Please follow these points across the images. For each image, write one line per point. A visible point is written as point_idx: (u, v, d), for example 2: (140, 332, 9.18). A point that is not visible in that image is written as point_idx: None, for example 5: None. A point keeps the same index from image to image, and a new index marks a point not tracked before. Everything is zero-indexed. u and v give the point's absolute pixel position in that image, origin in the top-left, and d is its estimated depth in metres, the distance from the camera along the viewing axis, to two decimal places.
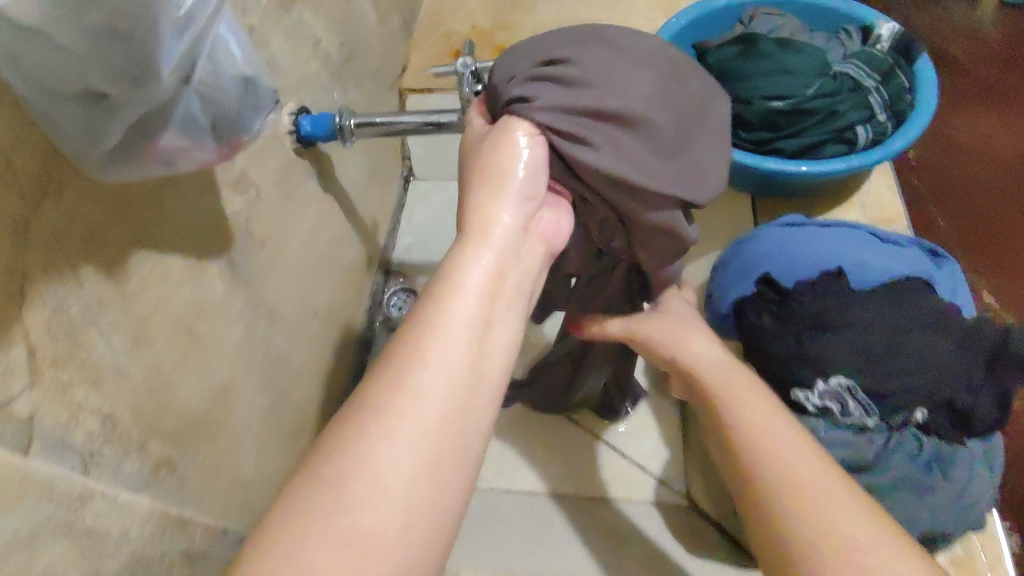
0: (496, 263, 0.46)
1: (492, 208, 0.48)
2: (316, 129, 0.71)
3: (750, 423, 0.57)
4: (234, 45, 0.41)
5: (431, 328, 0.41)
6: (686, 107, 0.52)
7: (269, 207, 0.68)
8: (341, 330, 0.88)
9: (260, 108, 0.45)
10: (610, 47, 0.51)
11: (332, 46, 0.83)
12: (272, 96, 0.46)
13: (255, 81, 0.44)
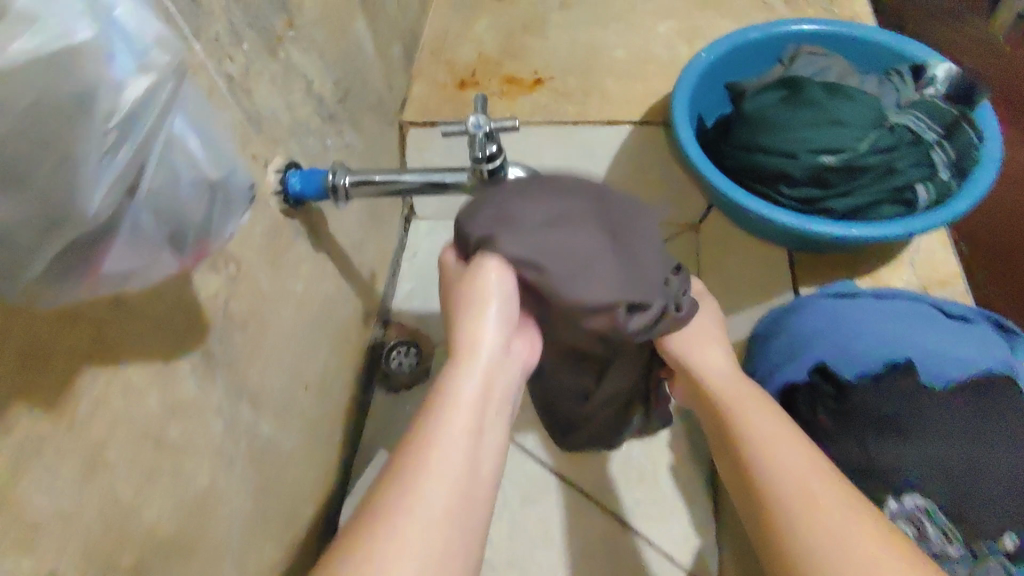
0: (484, 379, 0.49)
1: (475, 331, 0.50)
2: (306, 188, 0.63)
3: (759, 438, 0.54)
4: (194, 136, 0.33)
5: (431, 445, 0.44)
6: (633, 231, 0.54)
7: (253, 279, 0.60)
8: (335, 398, 0.80)
9: (231, 208, 0.36)
10: (550, 192, 0.53)
11: (325, 85, 0.74)
12: (247, 190, 0.38)
13: (225, 177, 0.35)
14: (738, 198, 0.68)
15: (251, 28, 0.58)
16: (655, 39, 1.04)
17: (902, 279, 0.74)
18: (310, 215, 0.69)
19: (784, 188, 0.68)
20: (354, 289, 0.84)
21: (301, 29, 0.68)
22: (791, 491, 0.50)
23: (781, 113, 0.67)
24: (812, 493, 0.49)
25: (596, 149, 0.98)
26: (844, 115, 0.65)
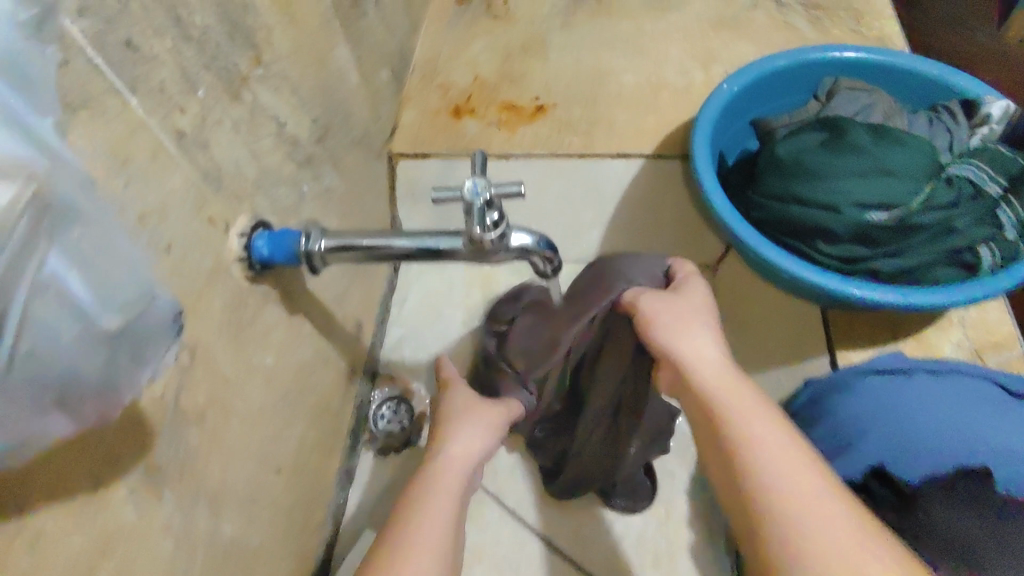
0: (468, 441, 0.62)
1: (457, 424, 0.64)
2: (276, 252, 0.55)
3: (751, 440, 0.47)
4: (96, 275, 0.25)
5: (423, 486, 0.55)
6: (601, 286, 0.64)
7: (215, 362, 0.51)
8: (315, 471, 0.71)
9: (153, 351, 0.29)
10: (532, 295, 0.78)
11: (300, 125, 0.66)
12: (176, 323, 0.31)
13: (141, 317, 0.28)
14: (770, 257, 0.59)
15: (208, 70, 0.49)
16: (667, 63, 0.96)
17: (950, 341, 0.67)
18: (283, 276, 0.61)
19: (823, 245, 0.59)
20: (336, 347, 0.76)
21: (271, 65, 0.59)
22: (770, 459, 0.46)
23: (822, 157, 0.58)
24: (797, 485, 0.45)
25: (603, 185, 0.89)
26: (895, 163, 0.56)
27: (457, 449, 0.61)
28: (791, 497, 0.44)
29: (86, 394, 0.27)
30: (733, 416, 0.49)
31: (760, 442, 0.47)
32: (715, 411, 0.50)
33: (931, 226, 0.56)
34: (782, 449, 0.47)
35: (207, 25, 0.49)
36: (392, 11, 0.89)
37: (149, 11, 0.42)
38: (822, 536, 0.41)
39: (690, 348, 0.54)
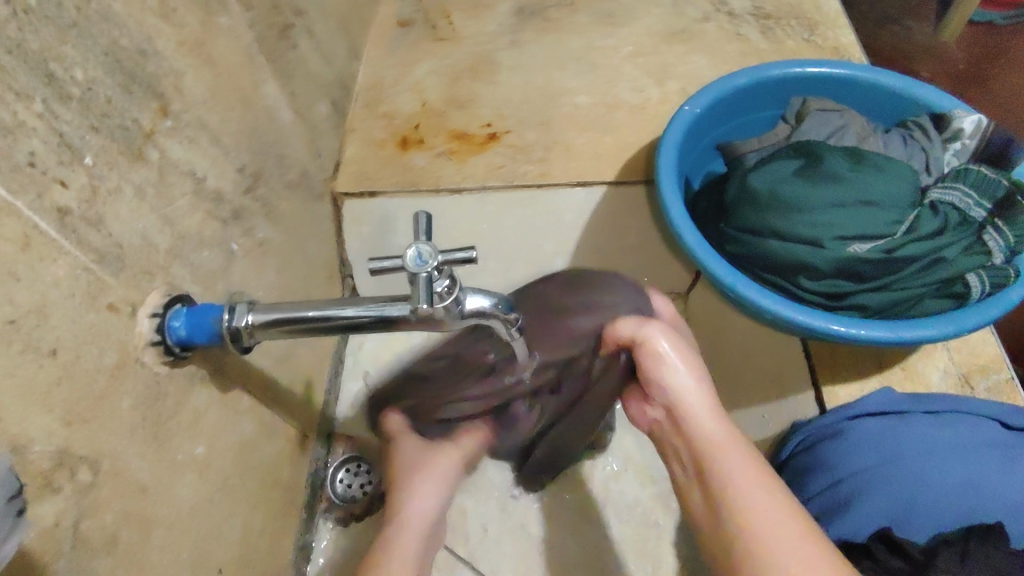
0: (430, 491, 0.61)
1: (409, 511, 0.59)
2: (196, 332, 0.48)
3: (748, 503, 0.43)
4: None
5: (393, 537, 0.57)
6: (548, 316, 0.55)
7: (125, 467, 0.43)
8: (263, 557, 0.63)
9: None
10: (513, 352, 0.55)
11: (224, 176, 0.58)
12: (11, 482, 0.31)
13: None
14: (754, 297, 0.55)
15: (98, 132, 0.43)
16: (621, 79, 0.91)
17: (936, 367, 0.63)
18: (211, 352, 0.53)
19: (806, 280, 0.56)
20: (282, 413, 0.68)
21: (183, 114, 0.52)
22: (731, 472, 0.45)
23: (799, 189, 0.56)
24: (771, 506, 0.43)
25: (564, 216, 0.83)
26: (875, 193, 0.55)
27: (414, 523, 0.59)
28: (771, 530, 0.41)
29: None
30: (709, 452, 0.46)
31: (736, 469, 0.45)
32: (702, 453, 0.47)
33: (918, 259, 0.53)
34: (753, 478, 0.44)
35: (92, 79, 0.42)
36: (327, 38, 0.82)
37: (8, 74, 0.36)
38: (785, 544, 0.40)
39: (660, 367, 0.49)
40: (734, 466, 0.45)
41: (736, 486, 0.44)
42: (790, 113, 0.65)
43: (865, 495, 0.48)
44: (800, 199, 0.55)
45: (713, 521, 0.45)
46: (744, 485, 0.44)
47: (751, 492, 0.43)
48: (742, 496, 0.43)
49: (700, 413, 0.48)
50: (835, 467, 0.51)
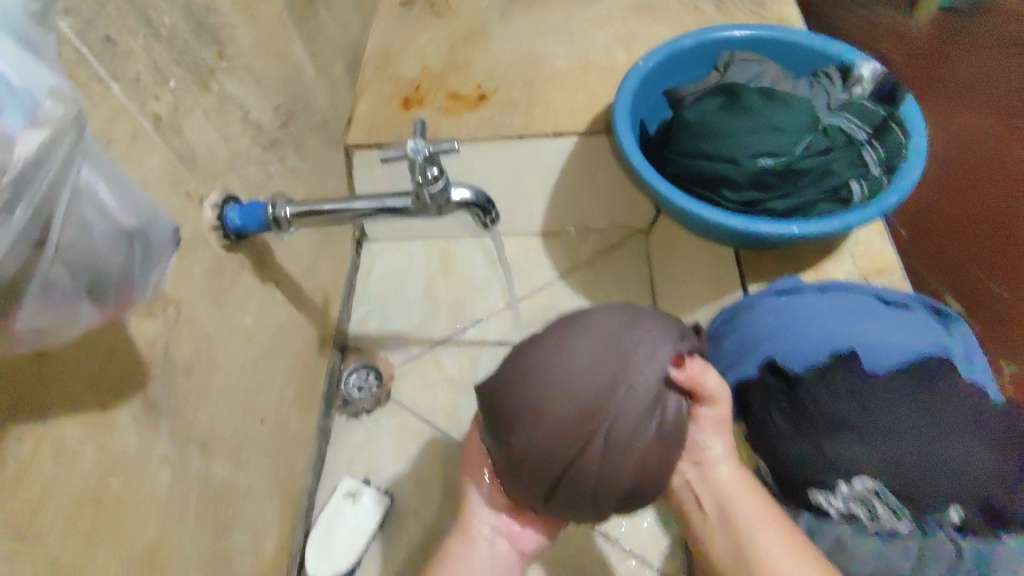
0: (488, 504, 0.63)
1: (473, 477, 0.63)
2: (247, 221, 0.61)
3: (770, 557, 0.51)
4: (107, 187, 0.31)
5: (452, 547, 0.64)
6: (561, 372, 0.47)
7: (198, 317, 0.57)
8: (295, 425, 0.78)
9: (158, 263, 0.35)
10: (534, 426, 0.47)
11: (264, 113, 0.72)
12: (173, 234, 0.36)
13: (145, 226, 0.34)
14: (684, 204, 0.70)
15: (178, 65, 0.57)
16: (595, 47, 1.05)
17: (843, 270, 0.77)
18: (255, 247, 0.68)
19: (728, 192, 0.70)
20: (306, 316, 0.82)
21: (234, 58, 0.66)
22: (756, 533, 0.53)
23: (720, 119, 0.70)
24: (795, 556, 0.51)
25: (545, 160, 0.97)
26: (782, 119, 0.68)
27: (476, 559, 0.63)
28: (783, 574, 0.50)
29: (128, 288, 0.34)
30: (734, 508, 0.55)
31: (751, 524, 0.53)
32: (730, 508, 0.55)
33: (814, 170, 0.67)
34: (770, 524, 0.53)
35: (175, 25, 0.56)
36: (342, 11, 0.96)
37: (122, 15, 0.50)
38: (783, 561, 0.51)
39: (710, 423, 0.55)
40: (756, 514, 0.54)
41: (755, 539, 0.53)
42: (722, 62, 0.78)
43: (762, 344, 0.62)
44: (723, 126, 0.69)
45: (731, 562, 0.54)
46: (755, 529, 0.53)
47: (774, 550, 0.51)
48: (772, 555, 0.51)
49: (738, 494, 0.56)
50: (742, 330, 0.65)
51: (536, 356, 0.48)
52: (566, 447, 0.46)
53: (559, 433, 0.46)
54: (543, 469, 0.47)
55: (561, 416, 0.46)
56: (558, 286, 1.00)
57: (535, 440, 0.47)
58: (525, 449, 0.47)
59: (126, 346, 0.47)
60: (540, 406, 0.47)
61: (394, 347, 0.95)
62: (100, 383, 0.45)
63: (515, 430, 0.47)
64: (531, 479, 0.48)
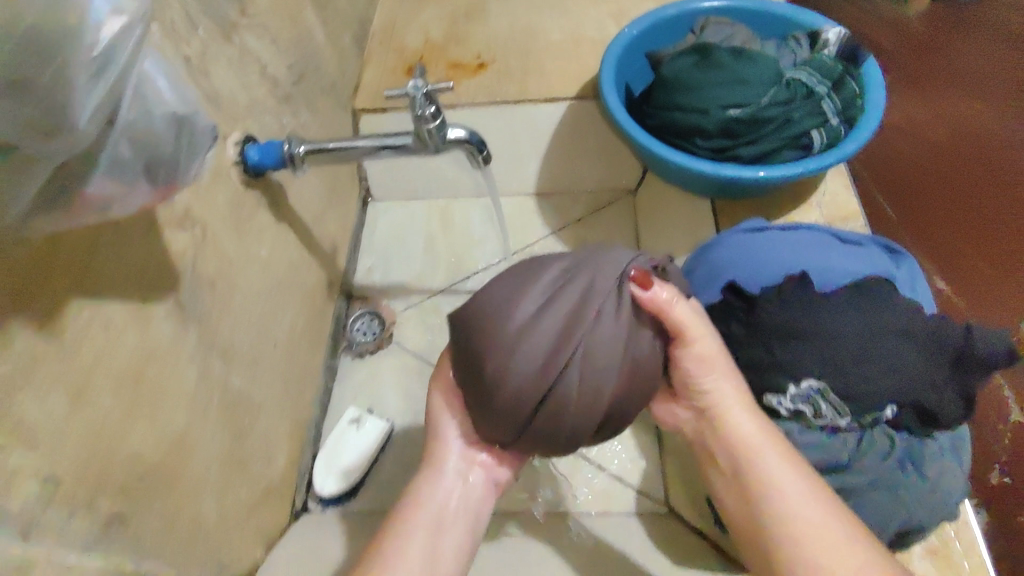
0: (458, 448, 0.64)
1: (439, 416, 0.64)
2: (265, 158, 0.68)
3: (785, 506, 0.53)
4: (162, 80, 0.38)
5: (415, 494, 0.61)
6: (532, 307, 0.53)
7: (220, 238, 0.64)
8: (304, 357, 0.85)
9: (199, 150, 0.42)
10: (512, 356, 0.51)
11: (279, 69, 0.79)
12: (211, 131, 0.43)
13: (191, 119, 0.41)
14: (660, 151, 0.77)
15: (206, 13, 0.64)
16: (588, 22, 1.12)
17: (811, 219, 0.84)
18: (270, 186, 0.75)
19: (700, 141, 0.77)
20: (315, 260, 0.89)
21: (253, 15, 0.73)
22: (771, 483, 0.54)
23: (694, 75, 0.77)
24: (805, 504, 0.53)
25: (539, 125, 1.04)
26: (748, 74, 0.76)
27: (438, 495, 0.61)
28: (795, 527, 0.52)
29: (174, 170, 0.41)
30: (746, 454, 0.56)
31: (769, 470, 0.55)
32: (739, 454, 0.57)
33: (776, 119, 0.74)
34: (779, 468, 0.55)
35: None
36: None
37: None
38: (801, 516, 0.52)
39: (702, 364, 0.58)
40: (769, 462, 0.55)
41: (768, 484, 0.54)
42: (699, 26, 0.86)
43: (726, 272, 0.70)
44: (696, 81, 0.77)
45: (751, 511, 0.55)
46: (773, 477, 0.54)
47: (779, 493, 0.53)
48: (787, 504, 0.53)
49: (756, 443, 0.56)
50: (709, 262, 0.72)
51: (504, 301, 0.53)
52: (546, 375, 0.51)
53: (535, 359, 0.51)
54: (526, 396, 0.51)
55: (533, 350, 0.51)
56: (550, 242, 1.07)
57: (514, 370, 0.51)
58: (507, 381, 0.51)
59: (160, 250, 0.54)
60: (513, 343, 0.51)
61: (396, 296, 1.03)
62: (139, 277, 0.52)
63: (489, 366, 0.52)
64: (501, 412, 0.52)
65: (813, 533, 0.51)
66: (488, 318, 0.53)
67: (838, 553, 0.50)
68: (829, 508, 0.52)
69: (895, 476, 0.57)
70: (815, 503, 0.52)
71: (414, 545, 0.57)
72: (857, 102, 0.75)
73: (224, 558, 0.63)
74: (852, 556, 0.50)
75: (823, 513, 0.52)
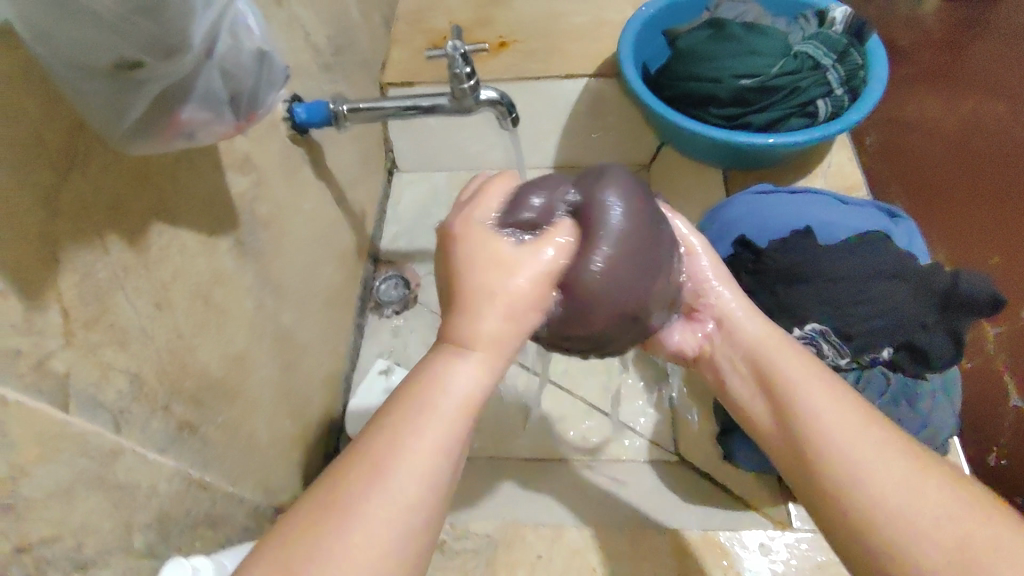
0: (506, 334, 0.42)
1: (490, 267, 0.43)
2: (311, 116, 0.74)
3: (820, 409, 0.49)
4: (251, 20, 0.45)
5: (431, 390, 0.40)
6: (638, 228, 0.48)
7: (272, 186, 0.70)
8: (339, 310, 0.90)
9: (274, 84, 0.49)
10: (621, 277, 0.47)
11: (321, 38, 0.85)
12: (283, 71, 0.51)
13: (269, 56, 0.48)
14: (675, 116, 0.83)
15: None
16: (607, 6, 1.17)
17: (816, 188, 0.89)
18: (312, 144, 0.80)
19: (713, 108, 0.83)
20: (349, 221, 0.95)
21: None
22: (800, 384, 0.51)
23: (708, 47, 0.84)
24: (845, 410, 0.48)
25: (558, 100, 1.09)
26: (758, 46, 0.82)
27: (462, 385, 0.40)
28: (834, 432, 0.47)
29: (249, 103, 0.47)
30: (772, 362, 0.54)
31: (791, 371, 0.52)
32: (767, 362, 0.54)
33: (784, 87, 0.80)
34: (806, 368, 0.52)
35: None
36: None
37: None
38: (838, 415, 0.48)
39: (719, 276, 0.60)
40: (793, 362, 0.53)
41: (799, 390, 0.51)
42: (714, 5, 0.92)
43: (735, 228, 0.75)
44: (709, 52, 0.83)
45: (780, 421, 0.52)
46: (798, 379, 0.51)
47: (804, 387, 0.51)
48: (820, 406, 0.49)
49: (766, 337, 0.56)
50: (719, 220, 0.78)
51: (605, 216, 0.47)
52: (649, 291, 0.50)
53: (641, 276, 0.49)
54: (627, 314, 0.49)
55: (640, 269, 0.48)
56: None
57: (623, 288, 0.47)
58: (615, 300, 0.47)
59: (223, 190, 0.60)
60: (625, 264, 0.47)
61: (422, 260, 1.08)
62: (207, 211, 0.58)
63: (599, 281, 0.46)
64: (591, 325, 0.48)
65: (853, 435, 0.47)
66: (588, 233, 0.47)
67: (886, 460, 0.45)
68: (858, 406, 0.49)
69: (888, 410, 0.63)
70: (851, 406, 0.48)
71: (420, 467, 0.37)
72: (861, 74, 0.80)
73: (268, 480, 0.68)
74: (894, 448, 0.45)
75: (851, 405, 0.48)
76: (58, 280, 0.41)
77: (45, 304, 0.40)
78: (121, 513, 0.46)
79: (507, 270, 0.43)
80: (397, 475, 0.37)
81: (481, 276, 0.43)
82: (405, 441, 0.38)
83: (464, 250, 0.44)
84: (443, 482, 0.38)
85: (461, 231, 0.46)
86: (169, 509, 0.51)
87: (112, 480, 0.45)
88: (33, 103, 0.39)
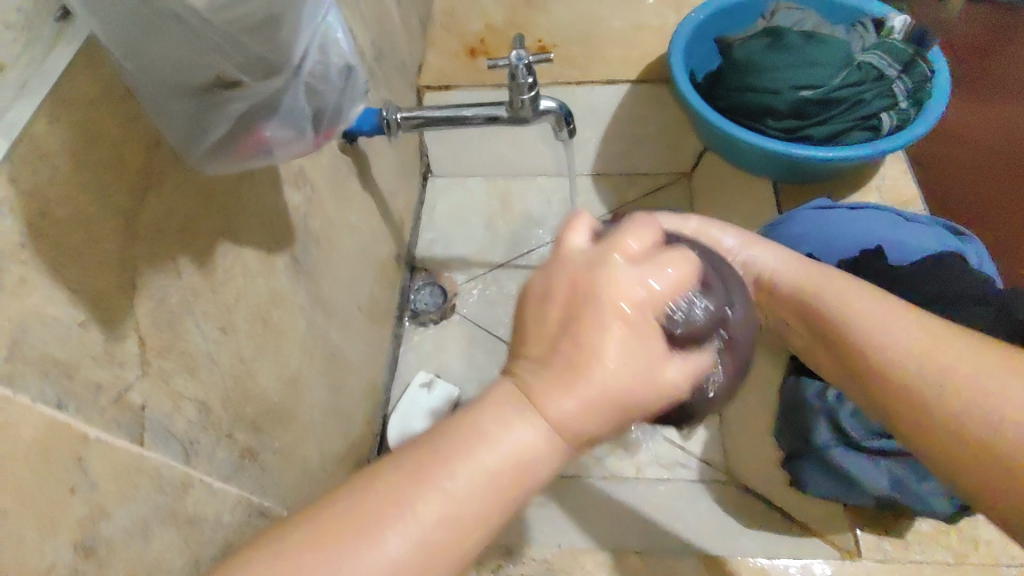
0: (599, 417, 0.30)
1: (604, 348, 0.29)
2: (361, 124, 0.69)
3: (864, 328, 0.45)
4: (341, 35, 0.42)
5: (492, 423, 0.29)
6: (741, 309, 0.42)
7: (323, 198, 0.68)
8: (378, 321, 0.88)
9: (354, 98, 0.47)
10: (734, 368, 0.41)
11: (365, 43, 0.82)
12: (363, 86, 0.48)
13: (353, 70, 0.45)
14: (730, 128, 0.81)
15: None
16: (645, 11, 1.14)
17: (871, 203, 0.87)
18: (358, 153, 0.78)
19: (770, 121, 0.81)
20: (388, 229, 0.92)
21: None
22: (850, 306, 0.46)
23: (765, 57, 0.82)
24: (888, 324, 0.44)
25: (597, 107, 1.06)
26: (817, 56, 0.79)
27: (526, 443, 0.29)
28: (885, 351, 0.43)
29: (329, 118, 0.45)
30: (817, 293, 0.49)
31: (833, 297, 0.48)
32: (813, 298, 0.50)
33: (847, 100, 0.77)
34: (850, 288, 0.48)
35: None
36: None
37: None
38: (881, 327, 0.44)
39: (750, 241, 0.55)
40: (833, 285, 0.49)
41: (846, 314, 0.46)
42: (768, 13, 0.89)
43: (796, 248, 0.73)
44: (766, 62, 0.81)
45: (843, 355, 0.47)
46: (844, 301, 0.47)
47: (854, 307, 0.46)
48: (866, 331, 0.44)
49: (806, 272, 0.51)
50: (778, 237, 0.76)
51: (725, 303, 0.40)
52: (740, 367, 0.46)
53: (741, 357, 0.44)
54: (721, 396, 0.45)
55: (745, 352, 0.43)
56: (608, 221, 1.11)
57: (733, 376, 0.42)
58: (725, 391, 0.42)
59: (281, 205, 0.58)
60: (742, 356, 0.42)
61: (458, 268, 1.06)
62: (267, 227, 0.56)
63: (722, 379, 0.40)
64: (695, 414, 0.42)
65: (926, 356, 0.40)
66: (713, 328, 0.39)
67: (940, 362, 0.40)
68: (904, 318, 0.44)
69: None
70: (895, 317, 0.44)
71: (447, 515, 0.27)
72: (926, 86, 0.78)
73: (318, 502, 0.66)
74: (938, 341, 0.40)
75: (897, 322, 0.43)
76: (135, 309, 0.39)
77: (123, 335, 0.38)
78: (190, 549, 0.44)
79: (625, 365, 0.29)
80: (397, 532, 0.27)
81: (609, 389, 0.29)
82: (446, 473, 0.28)
83: (593, 351, 0.29)
84: (460, 556, 0.28)
85: (592, 275, 0.31)
86: (233, 541, 0.49)
87: (183, 514, 0.43)
88: (114, 123, 0.37)
